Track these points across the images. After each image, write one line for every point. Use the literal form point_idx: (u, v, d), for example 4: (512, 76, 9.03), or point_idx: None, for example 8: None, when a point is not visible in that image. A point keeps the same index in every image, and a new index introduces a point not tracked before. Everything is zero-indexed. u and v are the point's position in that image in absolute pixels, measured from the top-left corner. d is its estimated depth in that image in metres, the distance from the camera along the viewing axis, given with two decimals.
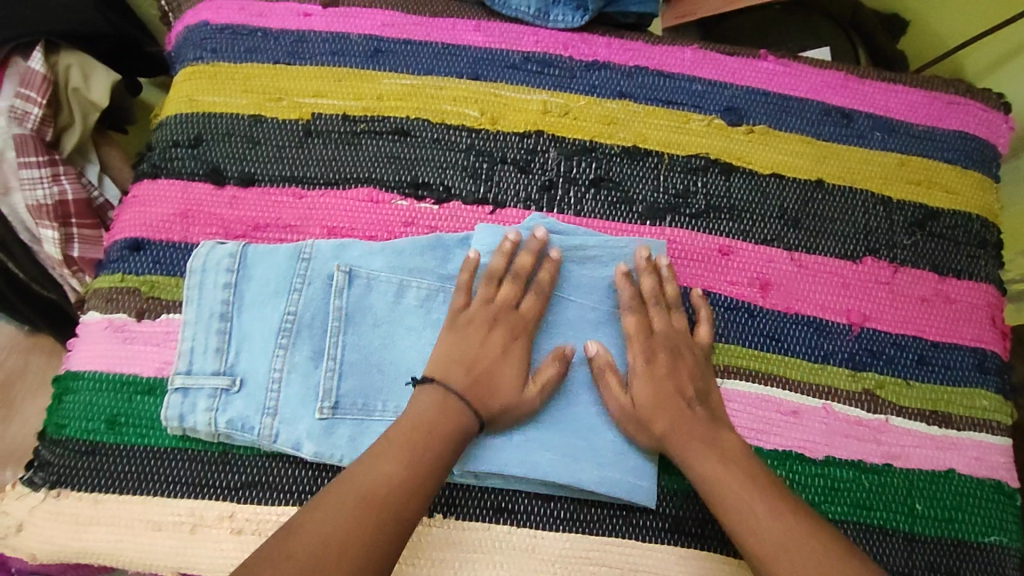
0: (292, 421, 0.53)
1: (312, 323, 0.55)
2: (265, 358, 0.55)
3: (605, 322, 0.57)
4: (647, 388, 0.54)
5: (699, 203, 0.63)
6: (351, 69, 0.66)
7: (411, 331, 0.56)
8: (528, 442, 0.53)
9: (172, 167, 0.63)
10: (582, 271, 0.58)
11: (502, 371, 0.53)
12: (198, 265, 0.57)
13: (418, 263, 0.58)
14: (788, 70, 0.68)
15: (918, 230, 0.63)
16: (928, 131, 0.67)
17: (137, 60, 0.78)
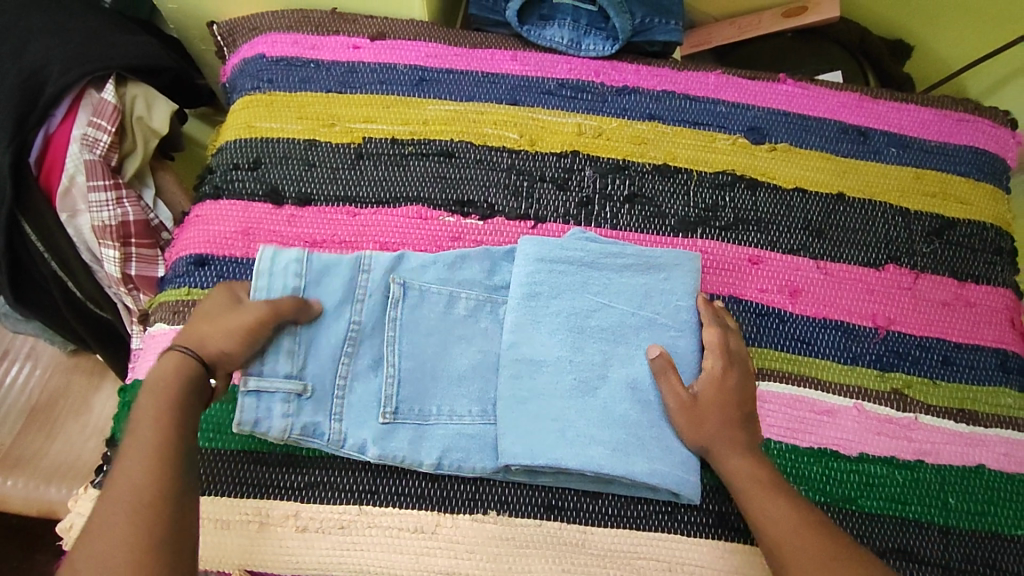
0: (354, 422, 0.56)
1: (372, 333, 0.58)
2: (332, 364, 0.57)
3: (646, 335, 0.60)
4: (717, 402, 0.56)
5: (728, 217, 0.67)
6: (398, 97, 0.71)
7: (461, 338, 0.60)
8: (580, 439, 0.55)
9: (233, 189, 0.67)
10: (622, 279, 0.61)
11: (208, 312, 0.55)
12: (266, 267, 0.58)
13: (467, 275, 0.61)
14: (806, 92, 0.73)
15: (936, 238, 0.67)
16: (940, 147, 0.71)
17: (192, 92, 0.83)
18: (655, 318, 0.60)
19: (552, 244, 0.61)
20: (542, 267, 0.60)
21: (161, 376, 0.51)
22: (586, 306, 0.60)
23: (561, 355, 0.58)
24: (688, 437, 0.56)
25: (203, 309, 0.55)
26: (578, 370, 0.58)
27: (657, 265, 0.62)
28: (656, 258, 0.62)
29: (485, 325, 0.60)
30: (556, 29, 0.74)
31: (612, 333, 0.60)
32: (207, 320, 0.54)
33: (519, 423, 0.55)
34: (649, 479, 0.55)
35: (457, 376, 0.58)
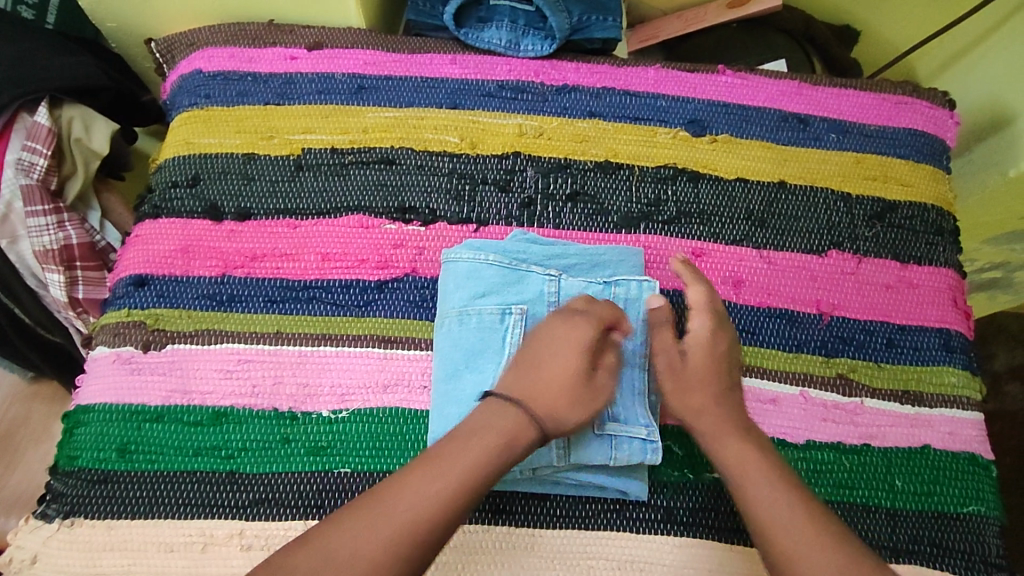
0: (585, 444, 0.55)
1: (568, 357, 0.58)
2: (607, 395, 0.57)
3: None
4: (710, 361, 0.55)
5: (671, 210, 0.67)
6: (336, 106, 0.71)
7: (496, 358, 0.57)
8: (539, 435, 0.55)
9: (172, 208, 0.66)
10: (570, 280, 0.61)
11: (555, 369, 0.52)
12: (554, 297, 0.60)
13: (495, 284, 0.60)
14: (745, 82, 0.73)
15: (878, 221, 0.67)
16: (880, 130, 0.71)
17: (135, 110, 0.83)
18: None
19: (495, 249, 0.61)
20: (499, 269, 0.60)
21: (500, 425, 0.49)
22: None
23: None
24: (677, 399, 0.55)
25: (545, 352, 0.53)
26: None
27: (601, 263, 0.62)
28: (599, 256, 0.62)
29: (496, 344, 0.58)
30: (494, 31, 0.73)
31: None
32: (538, 378, 0.51)
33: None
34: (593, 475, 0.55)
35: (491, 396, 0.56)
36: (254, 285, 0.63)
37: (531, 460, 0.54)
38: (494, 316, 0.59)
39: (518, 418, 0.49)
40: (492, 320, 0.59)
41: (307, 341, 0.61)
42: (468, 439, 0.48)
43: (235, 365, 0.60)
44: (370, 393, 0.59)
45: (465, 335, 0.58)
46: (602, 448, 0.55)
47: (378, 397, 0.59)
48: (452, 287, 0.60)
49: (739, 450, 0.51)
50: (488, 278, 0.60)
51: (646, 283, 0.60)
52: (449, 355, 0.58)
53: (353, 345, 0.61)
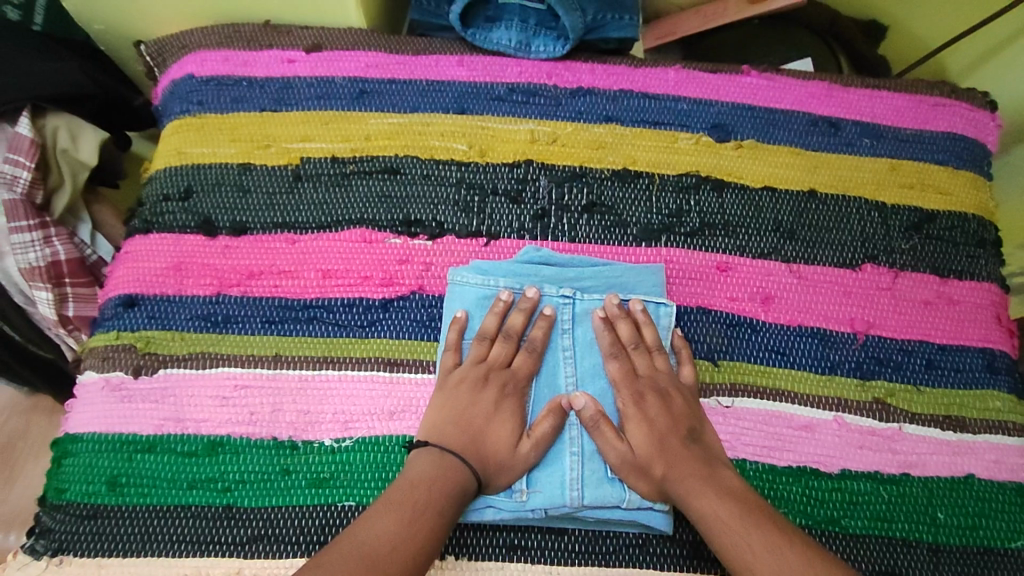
0: (598, 486, 0.51)
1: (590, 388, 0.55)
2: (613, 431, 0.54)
3: (604, 377, 0.56)
4: (648, 441, 0.52)
5: (694, 221, 0.63)
6: (337, 112, 0.67)
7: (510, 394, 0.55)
8: (550, 474, 0.52)
9: (163, 222, 0.63)
10: (581, 305, 0.57)
11: (494, 431, 0.52)
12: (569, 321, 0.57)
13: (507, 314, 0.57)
14: (771, 83, 0.68)
15: (915, 233, 0.63)
16: (916, 134, 0.67)
17: (127, 115, 0.79)
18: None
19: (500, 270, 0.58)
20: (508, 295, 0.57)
21: (432, 477, 0.49)
22: (565, 348, 0.56)
23: (539, 392, 0.55)
24: (642, 488, 0.51)
25: (476, 406, 0.53)
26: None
27: (620, 283, 0.58)
28: (616, 276, 0.58)
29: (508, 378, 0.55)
30: (503, 31, 0.69)
31: (595, 375, 0.56)
32: (459, 438, 0.52)
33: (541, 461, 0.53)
34: (610, 517, 0.52)
35: None
36: (252, 305, 0.59)
37: (543, 502, 0.51)
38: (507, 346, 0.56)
39: (442, 471, 0.50)
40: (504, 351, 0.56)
41: (308, 364, 0.57)
42: (411, 483, 0.49)
43: (231, 391, 0.56)
44: (375, 421, 0.56)
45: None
46: (616, 490, 0.52)
47: (383, 425, 0.56)
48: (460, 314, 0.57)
49: (713, 508, 0.48)
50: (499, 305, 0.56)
51: (665, 307, 0.58)
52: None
53: (359, 369, 0.57)
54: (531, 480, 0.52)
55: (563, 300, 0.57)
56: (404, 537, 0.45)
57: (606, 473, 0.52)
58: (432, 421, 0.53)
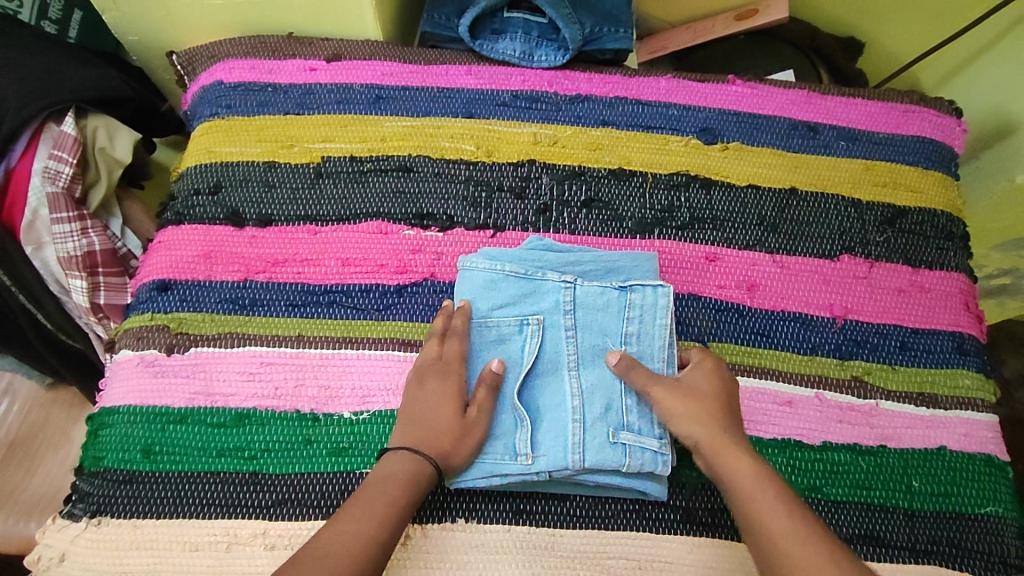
0: (599, 449, 0.55)
1: (588, 362, 0.59)
2: (608, 401, 0.57)
3: (603, 353, 0.59)
4: (704, 392, 0.56)
5: (684, 216, 0.68)
6: (355, 116, 0.72)
7: (512, 368, 0.59)
8: (552, 441, 0.56)
9: (194, 214, 0.68)
10: (583, 288, 0.61)
11: (438, 414, 0.56)
12: (571, 302, 0.60)
13: (511, 296, 0.60)
14: (755, 91, 0.74)
15: (889, 227, 0.68)
16: (888, 138, 0.73)
17: (156, 120, 0.84)
18: (629, 337, 0.59)
19: (507, 254, 0.62)
20: (512, 278, 0.61)
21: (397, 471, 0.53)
22: (567, 327, 0.60)
23: (542, 367, 0.59)
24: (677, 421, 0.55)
25: (426, 400, 0.56)
26: (603, 389, 0.58)
27: (617, 268, 0.62)
28: (613, 262, 0.62)
29: (510, 353, 0.59)
30: (508, 42, 0.75)
31: (594, 351, 0.59)
32: (422, 410, 0.56)
33: (546, 427, 0.57)
34: (610, 480, 0.56)
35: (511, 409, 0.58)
36: (277, 290, 0.64)
37: (548, 464, 0.55)
38: (512, 326, 0.60)
39: (402, 460, 0.54)
40: (510, 331, 0.60)
41: (328, 344, 0.62)
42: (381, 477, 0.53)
43: (258, 367, 0.61)
44: (390, 395, 0.60)
45: (481, 343, 0.60)
46: (616, 454, 0.55)
47: (397, 399, 0.60)
48: (469, 296, 0.61)
49: (752, 470, 0.51)
50: (505, 289, 0.60)
51: (663, 288, 0.61)
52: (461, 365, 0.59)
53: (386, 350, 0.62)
54: (535, 445, 0.56)
55: (565, 281, 0.61)
56: (374, 539, 0.49)
57: (606, 439, 0.56)
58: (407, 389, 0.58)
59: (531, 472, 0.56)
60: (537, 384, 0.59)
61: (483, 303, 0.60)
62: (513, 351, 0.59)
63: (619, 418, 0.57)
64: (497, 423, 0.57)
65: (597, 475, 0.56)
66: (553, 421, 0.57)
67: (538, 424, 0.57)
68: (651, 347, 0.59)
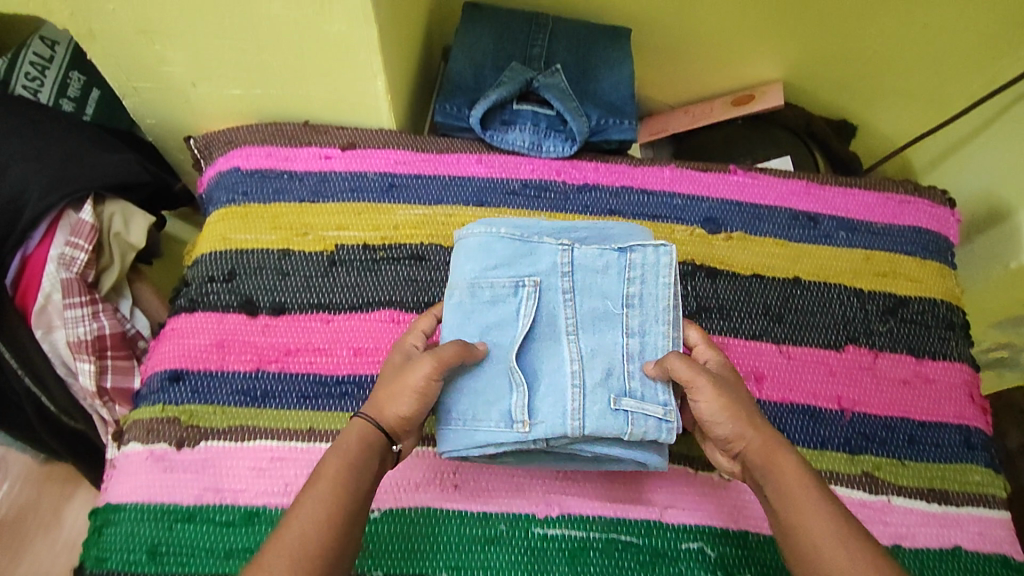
0: (601, 417, 0.55)
1: (587, 325, 0.59)
2: (608, 363, 0.58)
3: (600, 317, 0.59)
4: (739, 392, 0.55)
5: (691, 305, 0.69)
6: (368, 203, 0.74)
7: (507, 330, 0.59)
8: (550, 406, 0.56)
9: (207, 301, 0.68)
10: (581, 251, 0.61)
11: (382, 388, 0.55)
12: (570, 265, 0.60)
13: (508, 260, 0.60)
14: (756, 180, 0.77)
15: (891, 316, 0.70)
16: (886, 228, 0.75)
17: (169, 200, 0.85)
18: (630, 300, 0.60)
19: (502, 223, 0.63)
20: (507, 243, 0.61)
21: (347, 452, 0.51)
22: (565, 291, 0.60)
23: (540, 332, 0.59)
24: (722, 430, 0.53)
25: (382, 379, 0.57)
26: (601, 355, 0.58)
27: (611, 235, 0.64)
28: (608, 231, 0.64)
29: (505, 313, 0.59)
30: (516, 133, 0.78)
31: (593, 316, 0.59)
32: (383, 385, 0.55)
33: (543, 394, 0.57)
34: (610, 447, 0.57)
35: (506, 371, 0.58)
36: (288, 381, 0.64)
37: (545, 431, 0.55)
38: (507, 288, 0.60)
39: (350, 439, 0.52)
40: (504, 293, 0.59)
41: None
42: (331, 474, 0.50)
43: (269, 463, 0.60)
44: (402, 492, 0.60)
45: (476, 306, 0.59)
46: (618, 421, 0.55)
47: (409, 496, 0.60)
48: (462, 260, 0.61)
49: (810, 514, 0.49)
50: (500, 250, 0.61)
51: (665, 247, 0.60)
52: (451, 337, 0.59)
53: (319, 442, 0.62)
54: (534, 413, 0.56)
55: (562, 248, 0.61)
56: (324, 521, 0.47)
57: (607, 406, 0.56)
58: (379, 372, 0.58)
59: (530, 437, 0.56)
60: (535, 349, 0.59)
61: (480, 265, 0.60)
62: (507, 313, 0.59)
63: (620, 384, 0.57)
64: (493, 388, 0.57)
65: (598, 440, 0.56)
66: (550, 389, 0.57)
67: (535, 390, 0.57)
68: (652, 313, 0.60)
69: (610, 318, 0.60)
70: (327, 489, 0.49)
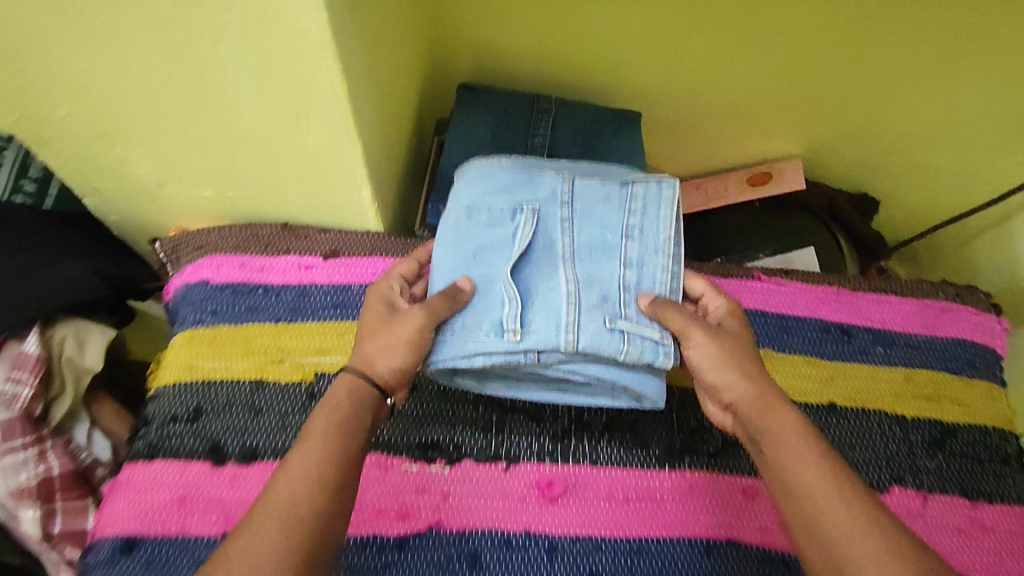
0: (595, 333, 0.52)
1: (585, 250, 0.56)
2: (604, 283, 0.55)
3: (597, 248, 0.56)
4: (739, 338, 0.53)
5: (716, 441, 0.63)
6: (354, 321, 0.66)
7: (503, 251, 0.56)
8: (543, 319, 0.53)
9: (169, 446, 0.60)
10: (582, 183, 0.58)
11: (368, 337, 0.53)
12: (570, 194, 0.58)
13: (509, 185, 0.58)
14: (782, 287, 0.70)
15: (939, 450, 0.63)
16: (927, 341, 0.68)
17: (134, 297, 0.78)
18: (630, 231, 0.57)
19: (499, 161, 0.60)
20: (507, 171, 0.59)
21: (340, 406, 0.49)
22: (563, 218, 0.57)
23: (536, 255, 0.56)
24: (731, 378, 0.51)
25: (363, 327, 0.54)
26: (597, 283, 0.54)
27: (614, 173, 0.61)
28: (612, 173, 0.61)
29: (500, 233, 0.57)
30: None
31: (590, 245, 0.56)
32: (369, 336, 0.53)
33: (537, 306, 0.53)
34: (604, 373, 0.54)
35: (501, 287, 0.54)
36: None
37: (537, 342, 0.52)
38: (504, 213, 0.57)
39: (341, 387, 0.50)
40: (501, 217, 0.57)
41: None
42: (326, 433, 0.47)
43: None
44: None
45: (470, 228, 0.57)
46: (613, 340, 0.52)
47: None
48: (463, 188, 0.60)
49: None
50: (500, 178, 0.59)
51: (667, 184, 0.58)
52: (444, 262, 0.57)
53: None
54: (525, 322, 0.53)
55: (562, 178, 0.58)
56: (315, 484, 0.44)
57: (603, 325, 0.53)
58: (364, 308, 0.56)
59: (519, 352, 0.52)
60: (531, 270, 0.55)
61: (479, 192, 0.58)
62: (503, 236, 0.56)
63: (616, 309, 0.54)
64: (484, 301, 0.54)
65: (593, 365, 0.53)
66: (542, 313, 0.53)
67: (528, 303, 0.54)
68: (651, 246, 0.56)
69: (609, 249, 0.56)
70: (317, 450, 0.46)
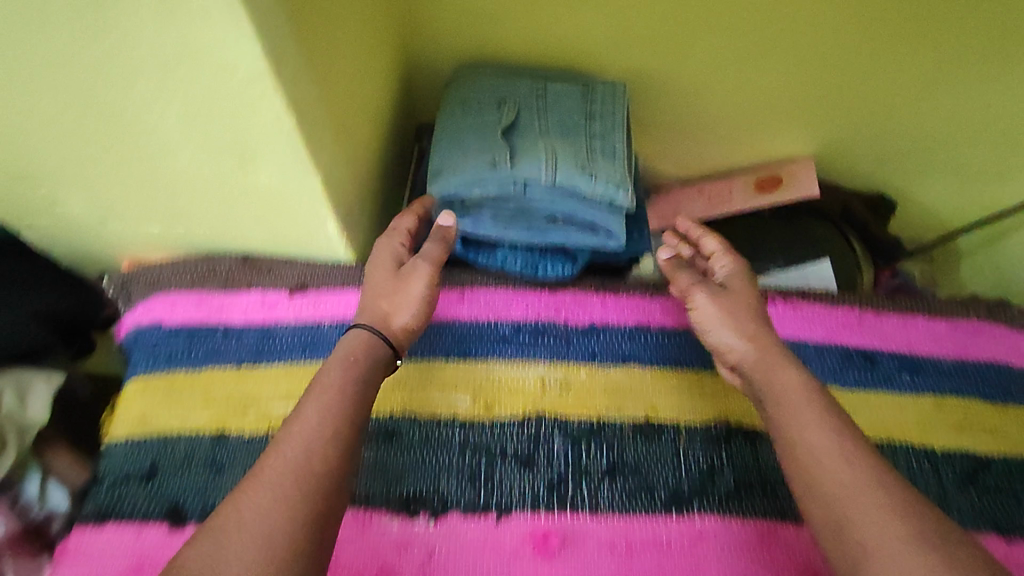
0: (569, 172, 0.63)
1: (558, 122, 0.68)
2: (573, 140, 0.66)
3: (566, 119, 0.68)
4: (744, 292, 0.56)
5: (728, 482, 0.56)
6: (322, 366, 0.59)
7: (491, 122, 0.67)
8: (528, 155, 0.64)
9: (121, 509, 0.53)
10: (553, 84, 0.71)
11: (380, 283, 0.55)
12: (545, 89, 0.71)
13: (496, 85, 0.71)
14: (797, 310, 0.64)
15: (972, 484, 0.56)
16: (958, 365, 0.63)
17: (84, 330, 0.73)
18: (593, 114, 0.69)
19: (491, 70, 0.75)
20: (496, 78, 0.72)
21: (355, 352, 0.50)
22: (539, 103, 0.69)
23: (518, 127, 0.67)
24: (733, 335, 0.53)
25: (373, 273, 0.56)
26: (570, 140, 0.66)
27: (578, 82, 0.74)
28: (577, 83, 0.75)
29: (488, 113, 0.68)
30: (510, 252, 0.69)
31: (563, 121, 0.68)
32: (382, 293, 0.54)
33: (523, 153, 0.64)
34: (580, 207, 0.65)
35: (492, 145, 0.65)
36: None
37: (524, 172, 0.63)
38: (490, 101, 0.70)
39: (355, 340, 0.51)
40: (488, 104, 0.69)
41: None
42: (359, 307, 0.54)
43: None
44: None
45: (465, 115, 0.69)
46: (585, 178, 0.63)
47: None
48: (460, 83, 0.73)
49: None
50: (487, 81, 0.72)
51: (619, 87, 0.72)
52: (440, 143, 0.68)
53: None
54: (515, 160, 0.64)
55: (538, 83, 0.71)
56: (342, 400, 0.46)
57: (576, 167, 0.64)
58: (372, 266, 0.56)
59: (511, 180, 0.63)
60: (517, 133, 0.66)
61: (474, 89, 0.71)
62: (491, 114, 0.68)
63: (585, 158, 0.65)
64: (478, 151, 0.65)
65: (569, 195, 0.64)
66: (533, 156, 0.64)
67: (515, 152, 0.64)
68: (613, 122, 0.68)
69: (577, 128, 0.68)
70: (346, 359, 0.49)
